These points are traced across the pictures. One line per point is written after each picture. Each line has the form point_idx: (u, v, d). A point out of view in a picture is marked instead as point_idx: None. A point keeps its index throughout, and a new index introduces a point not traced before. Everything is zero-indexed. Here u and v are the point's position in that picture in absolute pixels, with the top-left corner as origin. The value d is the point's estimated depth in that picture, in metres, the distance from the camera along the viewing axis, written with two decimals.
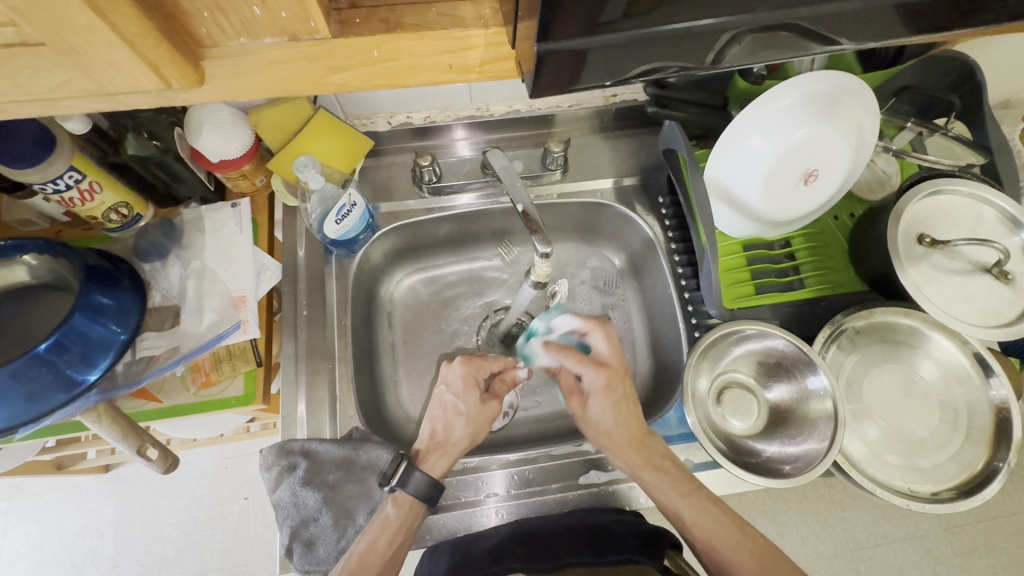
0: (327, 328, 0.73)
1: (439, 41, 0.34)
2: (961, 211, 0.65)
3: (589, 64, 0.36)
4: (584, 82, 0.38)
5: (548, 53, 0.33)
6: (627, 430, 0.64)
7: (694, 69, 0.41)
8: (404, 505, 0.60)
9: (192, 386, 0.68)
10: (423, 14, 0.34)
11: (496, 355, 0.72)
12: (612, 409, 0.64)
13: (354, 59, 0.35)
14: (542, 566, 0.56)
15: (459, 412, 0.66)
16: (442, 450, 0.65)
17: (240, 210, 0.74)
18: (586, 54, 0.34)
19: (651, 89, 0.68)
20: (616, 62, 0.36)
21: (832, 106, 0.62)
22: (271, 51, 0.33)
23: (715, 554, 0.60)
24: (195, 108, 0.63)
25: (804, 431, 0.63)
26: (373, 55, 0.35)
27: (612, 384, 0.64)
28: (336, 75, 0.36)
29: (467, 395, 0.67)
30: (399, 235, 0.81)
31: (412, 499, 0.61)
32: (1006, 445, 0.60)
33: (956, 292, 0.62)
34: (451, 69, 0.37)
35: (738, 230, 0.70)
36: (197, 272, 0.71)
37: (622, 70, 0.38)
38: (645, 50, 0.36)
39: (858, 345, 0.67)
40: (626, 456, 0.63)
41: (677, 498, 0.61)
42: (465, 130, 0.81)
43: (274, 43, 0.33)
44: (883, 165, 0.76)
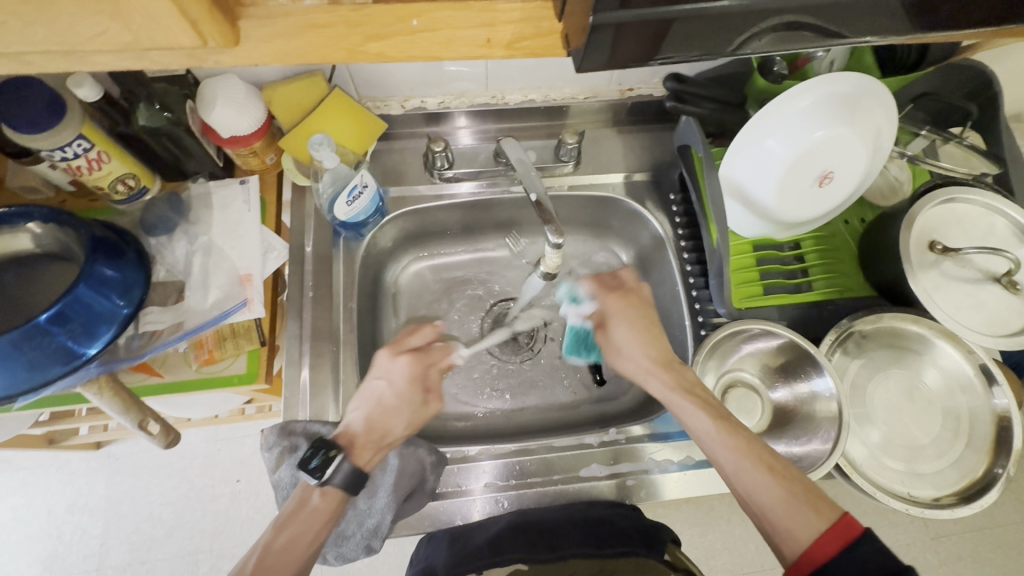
0: (333, 310, 0.72)
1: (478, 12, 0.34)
2: (972, 220, 0.65)
3: (630, 43, 0.35)
4: (634, 61, 0.37)
5: (597, 27, 0.33)
6: (655, 350, 0.62)
7: (712, 58, 0.40)
8: (331, 497, 0.55)
9: (194, 362, 0.67)
10: None
11: (441, 346, 0.68)
12: (636, 326, 0.64)
13: (394, 28, 0.34)
14: (543, 556, 0.56)
15: (393, 408, 0.62)
16: (370, 445, 0.60)
17: (248, 187, 0.73)
18: (638, 30, 0.33)
19: (670, 83, 0.68)
20: (666, 41, 0.35)
21: (852, 109, 0.62)
22: (309, 13, 0.33)
23: (739, 479, 0.54)
24: (208, 82, 0.63)
25: (808, 432, 0.63)
26: (413, 25, 0.34)
27: (639, 308, 0.65)
28: (372, 43, 0.34)
29: (407, 391, 0.63)
30: (408, 221, 0.80)
31: (340, 490, 0.56)
32: (1006, 453, 0.60)
33: (965, 300, 0.62)
34: (489, 44, 0.36)
35: (749, 230, 0.70)
36: (203, 247, 0.70)
37: (666, 51, 0.37)
38: (695, 31, 0.35)
39: (864, 350, 0.67)
40: (660, 377, 0.60)
41: (707, 421, 0.57)
42: (478, 117, 0.80)
43: (312, 7, 0.33)
44: (896, 171, 0.75)
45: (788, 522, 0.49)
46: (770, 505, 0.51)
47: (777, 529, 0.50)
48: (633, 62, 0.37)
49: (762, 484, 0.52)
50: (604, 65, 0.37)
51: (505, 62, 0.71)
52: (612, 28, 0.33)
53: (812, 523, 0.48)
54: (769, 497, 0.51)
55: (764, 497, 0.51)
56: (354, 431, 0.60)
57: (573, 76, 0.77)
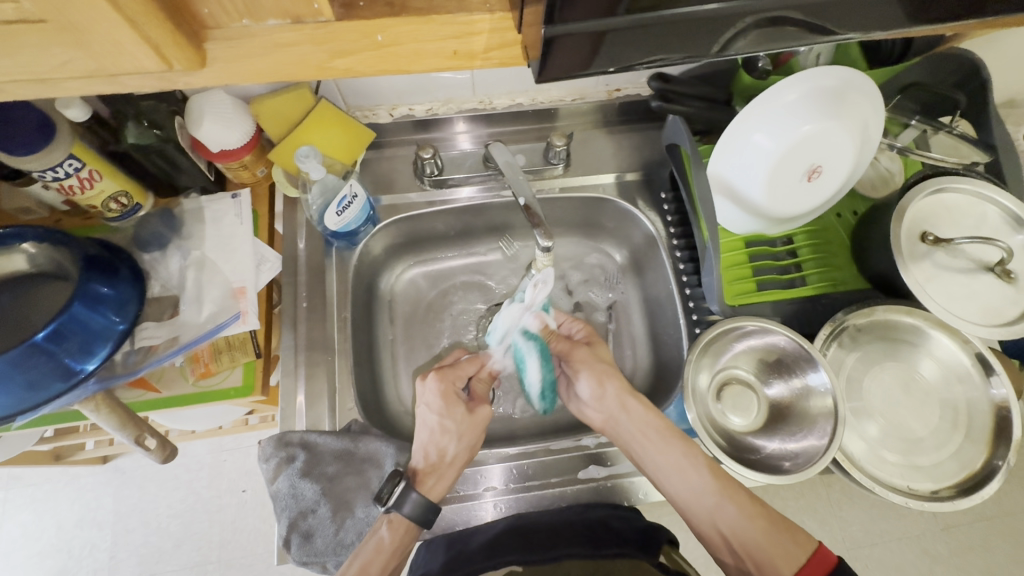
0: (327, 320, 0.73)
1: (444, 26, 0.33)
2: (964, 210, 0.64)
3: (592, 50, 0.35)
4: (607, 67, 0.37)
5: (551, 39, 0.33)
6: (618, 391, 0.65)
7: (698, 60, 0.40)
8: (398, 527, 0.59)
9: (191, 376, 0.67)
10: None
11: (470, 359, 0.69)
12: (592, 364, 0.68)
13: (359, 43, 0.33)
14: (536, 558, 0.56)
15: (447, 432, 0.63)
16: (438, 470, 0.62)
17: (240, 200, 0.74)
18: (604, 37, 0.34)
19: (655, 83, 0.68)
20: (630, 48, 0.36)
21: (838, 102, 0.62)
22: (273, 34, 0.32)
23: (718, 521, 0.58)
24: (196, 98, 0.63)
25: (804, 428, 0.62)
26: (377, 39, 0.33)
27: (594, 355, 0.70)
28: (338, 59, 0.34)
29: (451, 413, 0.64)
30: (400, 228, 0.80)
31: (407, 522, 0.58)
32: (1005, 444, 0.60)
33: (959, 290, 0.61)
34: (456, 56, 0.35)
35: (740, 227, 0.70)
36: (197, 262, 0.71)
37: (643, 56, 0.37)
38: (660, 34, 0.35)
39: (859, 343, 0.67)
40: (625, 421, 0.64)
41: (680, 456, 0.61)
42: (466, 123, 0.81)
43: (277, 26, 0.32)
44: (886, 163, 0.75)
45: (772, 554, 0.54)
46: (756, 546, 0.55)
47: (764, 564, 0.54)
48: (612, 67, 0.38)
49: (742, 525, 0.57)
50: (575, 70, 0.37)
51: (491, 68, 0.72)
52: (576, 37, 0.33)
53: (794, 555, 0.54)
54: (751, 540, 0.56)
55: (748, 537, 0.56)
56: (421, 462, 0.62)
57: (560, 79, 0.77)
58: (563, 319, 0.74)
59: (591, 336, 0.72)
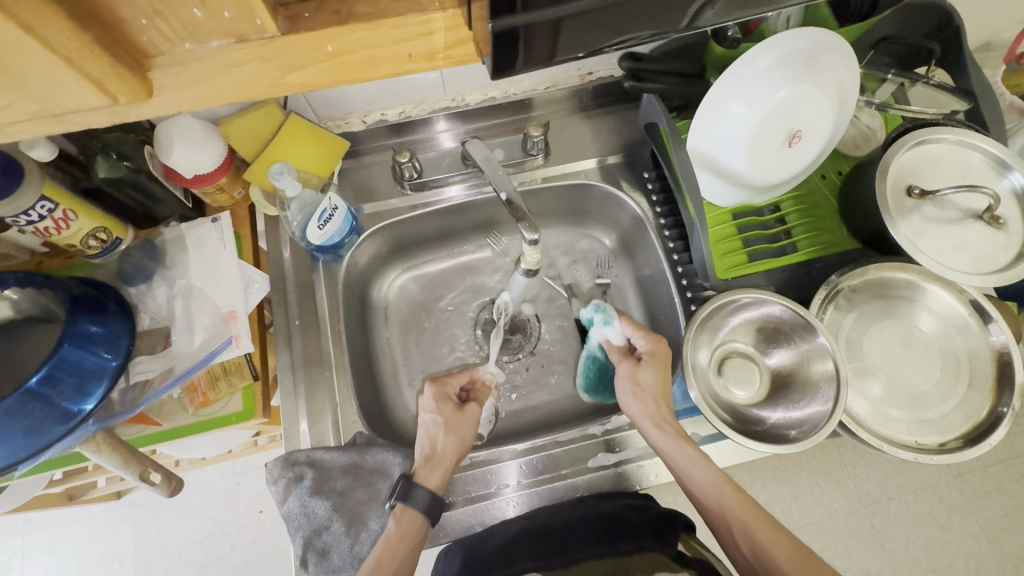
0: (321, 336, 0.72)
1: (397, 29, 0.32)
2: (949, 160, 0.64)
3: (568, 33, 0.34)
4: (572, 55, 0.36)
5: (511, 31, 0.32)
6: (662, 402, 0.65)
7: (668, 34, 0.39)
8: (404, 518, 0.59)
9: (190, 406, 0.67)
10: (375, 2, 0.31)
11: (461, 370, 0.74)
12: (627, 384, 0.67)
13: (310, 56, 0.32)
14: (554, 563, 0.56)
15: (439, 425, 0.65)
16: (434, 459, 0.62)
17: (221, 224, 0.73)
18: (575, 19, 0.33)
19: (626, 62, 0.66)
20: (593, 32, 0.35)
21: (811, 65, 0.61)
22: (221, 55, 0.30)
23: (748, 540, 0.56)
24: (165, 125, 0.62)
25: (808, 395, 0.62)
26: (327, 50, 0.32)
27: (635, 375, 0.68)
28: (291, 75, 0.33)
29: (441, 410, 0.66)
30: (385, 235, 0.79)
31: (411, 511, 0.59)
32: (1009, 388, 0.60)
33: (951, 241, 0.61)
34: (412, 58, 0.34)
35: (726, 199, 0.69)
36: (183, 290, 0.70)
37: (612, 37, 0.36)
38: (624, 19, 0.34)
39: (856, 304, 0.66)
40: (661, 433, 0.63)
41: (712, 476, 0.60)
42: (446, 121, 0.80)
43: (221, 47, 0.30)
44: (867, 119, 0.75)
45: None
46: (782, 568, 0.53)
47: None
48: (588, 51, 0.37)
49: (770, 542, 0.55)
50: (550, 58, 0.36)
51: (459, 64, 0.71)
52: (541, 27, 0.32)
53: None
54: (780, 558, 0.54)
55: (776, 556, 0.54)
56: (421, 457, 0.63)
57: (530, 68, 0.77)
58: (630, 331, 0.72)
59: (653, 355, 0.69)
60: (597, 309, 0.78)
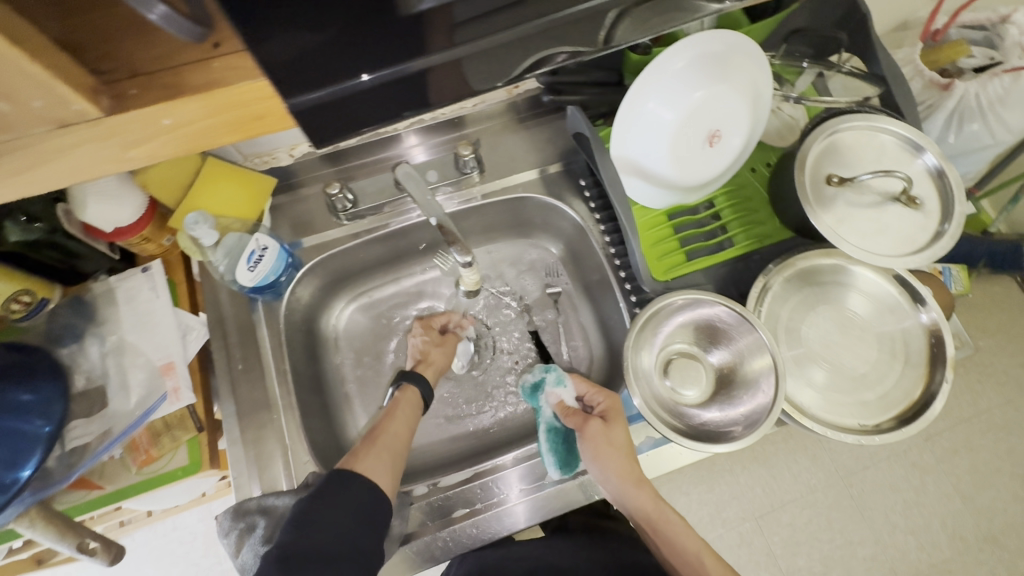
0: (266, 378, 0.71)
1: (236, 95, 0.29)
2: (864, 145, 0.65)
3: (487, 70, 0.33)
4: (482, 89, 0.35)
5: (423, 71, 0.31)
6: (633, 464, 0.65)
7: (586, 53, 0.36)
8: (409, 395, 0.71)
9: (133, 465, 0.65)
10: (210, 71, 0.29)
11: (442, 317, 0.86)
12: (601, 445, 0.64)
13: (148, 131, 0.29)
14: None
15: (427, 345, 0.79)
16: (427, 365, 0.76)
17: (152, 273, 0.71)
18: (485, 58, 0.32)
19: (543, 77, 0.69)
20: (504, 63, 0.33)
21: (723, 66, 0.61)
22: (45, 139, 0.27)
23: None
24: (76, 183, 0.59)
25: (747, 390, 0.63)
26: (164, 124, 0.29)
27: (608, 436, 0.65)
28: (133, 150, 0.30)
29: (428, 334, 0.79)
30: (327, 268, 0.78)
31: (415, 393, 0.71)
32: (941, 365, 0.63)
33: (871, 226, 0.62)
34: (261, 120, 0.31)
35: (656, 202, 0.70)
36: (116, 347, 0.68)
37: (506, 74, 0.34)
38: (529, 50, 0.33)
39: (790, 293, 0.68)
40: (641, 496, 0.64)
41: (689, 544, 0.63)
42: (419, 134, 0.80)
43: (45, 133, 0.27)
44: (789, 109, 0.77)
45: None
46: None
47: None
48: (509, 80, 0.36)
49: None
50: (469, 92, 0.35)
51: None
52: (452, 68, 0.31)
53: None
54: None
55: None
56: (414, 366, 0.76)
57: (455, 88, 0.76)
58: (584, 390, 0.70)
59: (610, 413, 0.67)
60: (546, 369, 0.72)
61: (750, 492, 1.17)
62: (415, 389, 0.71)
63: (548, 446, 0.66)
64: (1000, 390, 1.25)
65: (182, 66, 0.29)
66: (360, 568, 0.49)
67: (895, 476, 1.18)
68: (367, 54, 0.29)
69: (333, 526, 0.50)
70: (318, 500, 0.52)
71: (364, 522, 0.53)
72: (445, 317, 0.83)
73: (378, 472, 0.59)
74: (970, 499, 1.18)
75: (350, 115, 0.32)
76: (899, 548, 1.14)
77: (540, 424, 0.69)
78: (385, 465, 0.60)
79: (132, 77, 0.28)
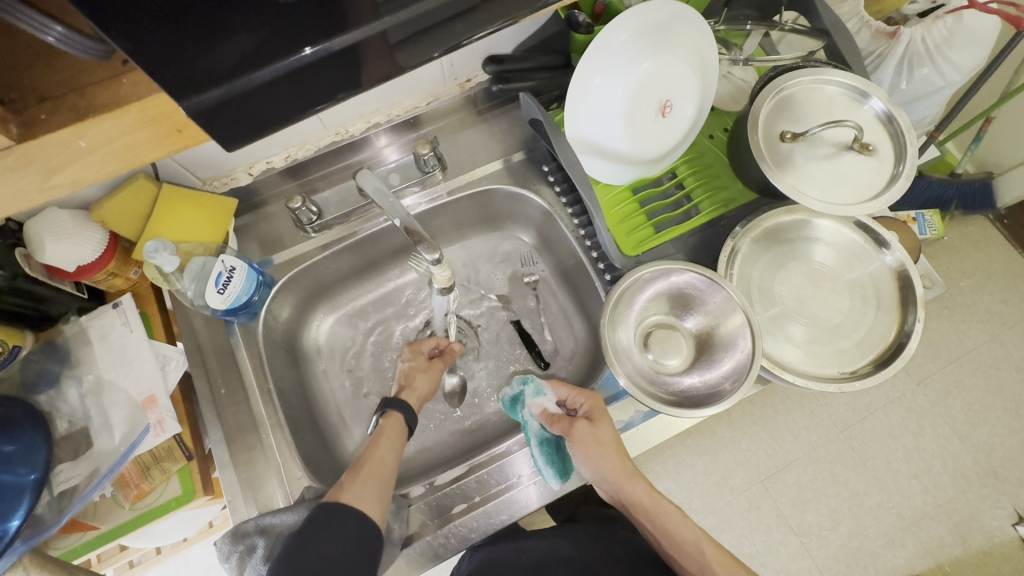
0: (250, 400, 0.70)
1: (148, 110, 0.29)
2: (813, 99, 0.66)
3: (420, 38, 0.32)
4: (416, 62, 0.34)
5: (355, 44, 0.30)
6: (624, 457, 0.66)
7: (526, 13, 0.35)
8: (393, 419, 0.68)
9: (125, 501, 0.65)
10: (116, 89, 0.29)
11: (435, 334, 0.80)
12: (589, 444, 0.65)
13: (63, 158, 0.29)
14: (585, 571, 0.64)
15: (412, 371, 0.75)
16: (411, 391, 0.73)
17: (123, 308, 0.70)
18: (413, 26, 0.31)
19: (489, 67, 0.69)
20: (437, 29, 0.32)
21: (666, 36, 0.61)
22: None
23: None
24: (30, 224, 0.59)
25: (726, 351, 0.64)
26: (80, 146, 0.29)
27: (595, 435, 0.65)
28: (57, 176, 0.30)
29: (414, 359, 0.76)
30: (301, 283, 0.78)
31: (400, 419, 0.68)
32: (912, 306, 0.64)
33: (828, 176, 0.63)
34: (182, 133, 0.31)
35: (619, 179, 0.70)
36: (93, 386, 0.68)
37: (441, 43, 0.33)
38: (456, 18, 0.32)
39: (759, 253, 0.69)
40: (634, 486, 0.66)
41: (685, 530, 0.64)
42: (389, 134, 0.79)
43: None
44: (740, 74, 0.77)
45: None
46: None
47: None
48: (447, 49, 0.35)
49: None
50: (407, 65, 0.34)
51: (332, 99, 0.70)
52: (377, 41, 0.31)
53: None
54: None
55: None
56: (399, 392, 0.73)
57: (406, 87, 0.75)
58: (564, 394, 0.70)
59: (595, 412, 0.67)
60: (524, 380, 0.71)
61: (754, 457, 1.18)
62: (399, 416, 0.69)
63: (545, 460, 0.65)
64: (984, 327, 1.27)
65: (93, 86, 0.29)
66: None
67: (892, 423, 1.20)
68: (298, 31, 0.28)
69: (322, 555, 0.50)
70: (307, 530, 0.52)
71: (355, 548, 0.52)
72: (434, 341, 0.79)
73: (364, 499, 0.57)
74: (967, 436, 1.20)
75: (286, 104, 0.31)
76: (903, 494, 1.16)
77: (531, 438, 0.67)
78: (372, 491, 0.59)
79: (43, 100, 0.28)
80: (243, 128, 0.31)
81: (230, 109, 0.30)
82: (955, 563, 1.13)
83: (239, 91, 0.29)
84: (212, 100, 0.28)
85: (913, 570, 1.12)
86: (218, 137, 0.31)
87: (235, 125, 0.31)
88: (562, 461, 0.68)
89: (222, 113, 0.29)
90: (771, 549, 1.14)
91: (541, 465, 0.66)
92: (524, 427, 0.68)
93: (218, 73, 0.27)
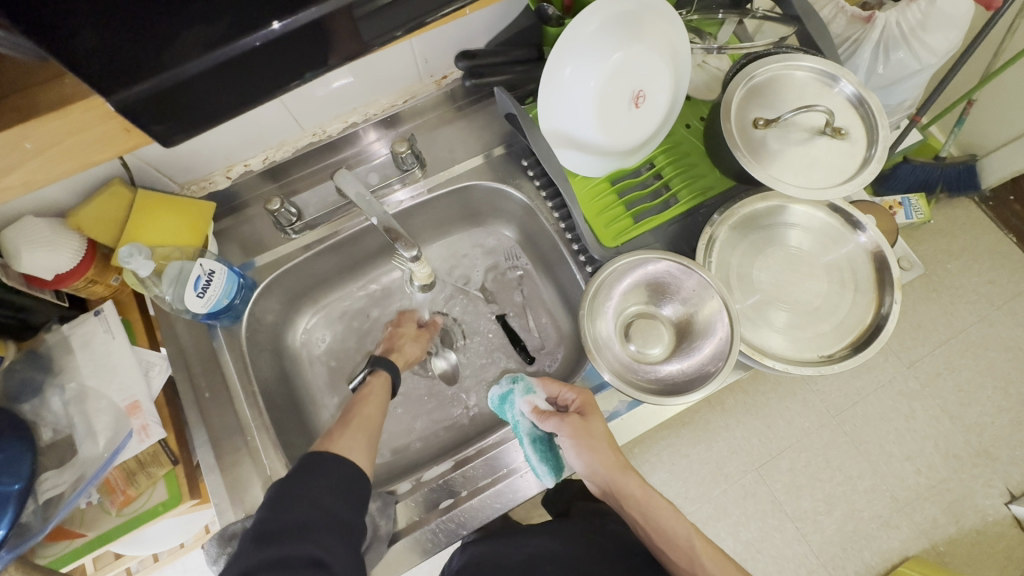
0: (235, 403, 0.70)
1: (88, 112, 0.31)
2: (785, 84, 0.67)
3: (380, 17, 0.32)
4: (380, 42, 0.34)
5: (320, 21, 0.30)
6: (614, 450, 0.66)
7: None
8: (380, 376, 0.71)
9: (112, 508, 0.65)
10: (57, 90, 0.31)
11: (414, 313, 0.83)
12: (581, 439, 0.65)
13: (8, 161, 0.31)
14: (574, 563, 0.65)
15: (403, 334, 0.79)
16: (399, 354, 0.76)
17: (104, 315, 0.71)
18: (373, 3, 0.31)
19: (461, 63, 0.70)
20: (396, 8, 0.32)
21: (637, 25, 0.61)
22: None
23: None
24: (6, 234, 0.60)
25: (706, 337, 0.64)
26: (27, 147, 0.31)
27: (586, 428, 0.66)
28: (8, 178, 0.32)
29: (407, 325, 0.80)
30: (283, 286, 0.78)
31: (386, 375, 0.71)
32: (888, 287, 0.65)
33: (802, 161, 0.64)
34: (129, 132, 0.34)
35: (597, 170, 0.70)
36: (76, 394, 0.67)
37: (400, 22, 0.33)
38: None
39: (738, 241, 0.69)
40: (626, 479, 0.66)
41: (676, 524, 0.65)
42: (376, 130, 0.80)
43: None
44: (715, 63, 0.78)
45: None
46: None
47: None
48: (410, 29, 0.35)
49: None
50: (370, 45, 0.34)
51: (303, 96, 0.69)
52: (340, 20, 0.30)
53: None
54: None
55: None
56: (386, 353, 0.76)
57: (382, 85, 0.75)
58: (553, 390, 0.69)
59: (584, 405, 0.67)
60: (513, 379, 0.70)
61: (747, 444, 1.19)
62: (386, 374, 0.71)
63: (538, 457, 0.65)
64: (972, 308, 1.28)
65: (36, 87, 0.31)
66: (340, 536, 0.51)
67: (883, 406, 1.21)
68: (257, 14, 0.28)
69: (313, 498, 0.52)
70: (295, 477, 0.53)
71: (344, 495, 0.54)
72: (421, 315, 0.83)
73: (354, 450, 0.60)
74: (958, 417, 1.20)
75: (246, 84, 0.31)
76: (896, 476, 1.17)
77: (523, 438, 0.67)
78: (361, 443, 0.61)
79: None
80: (188, 118, 0.32)
81: (173, 101, 0.30)
82: (949, 542, 1.13)
83: (173, 85, 0.29)
84: (147, 94, 0.28)
85: (908, 551, 1.13)
86: (159, 130, 0.31)
87: (175, 117, 0.31)
88: (556, 458, 0.68)
89: (164, 105, 0.30)
90: (766, 536, 1.14)
91: (536, 464, 0.66)
92: (515, 426, 0.68)
93: (160, 65, 0.28)
